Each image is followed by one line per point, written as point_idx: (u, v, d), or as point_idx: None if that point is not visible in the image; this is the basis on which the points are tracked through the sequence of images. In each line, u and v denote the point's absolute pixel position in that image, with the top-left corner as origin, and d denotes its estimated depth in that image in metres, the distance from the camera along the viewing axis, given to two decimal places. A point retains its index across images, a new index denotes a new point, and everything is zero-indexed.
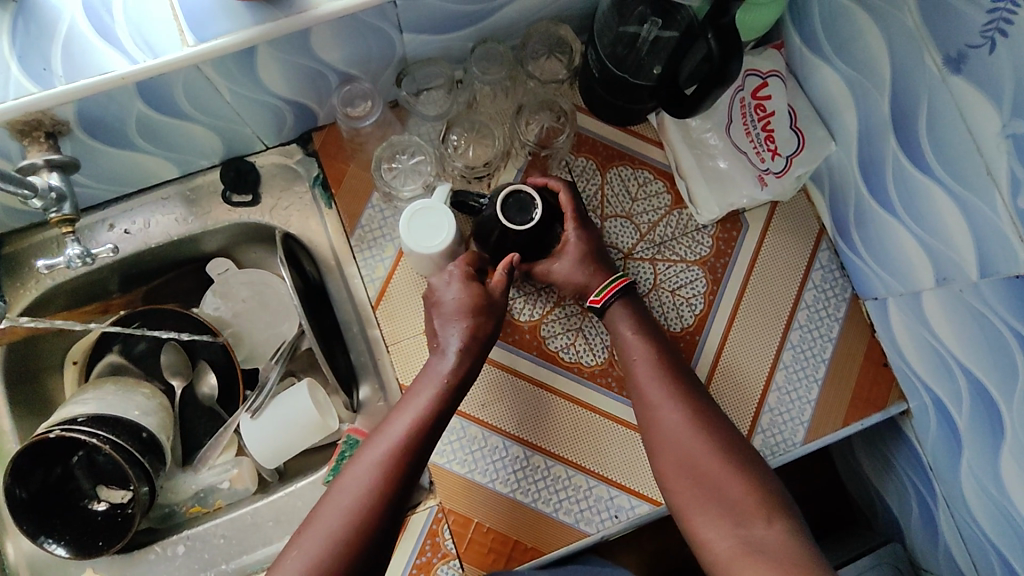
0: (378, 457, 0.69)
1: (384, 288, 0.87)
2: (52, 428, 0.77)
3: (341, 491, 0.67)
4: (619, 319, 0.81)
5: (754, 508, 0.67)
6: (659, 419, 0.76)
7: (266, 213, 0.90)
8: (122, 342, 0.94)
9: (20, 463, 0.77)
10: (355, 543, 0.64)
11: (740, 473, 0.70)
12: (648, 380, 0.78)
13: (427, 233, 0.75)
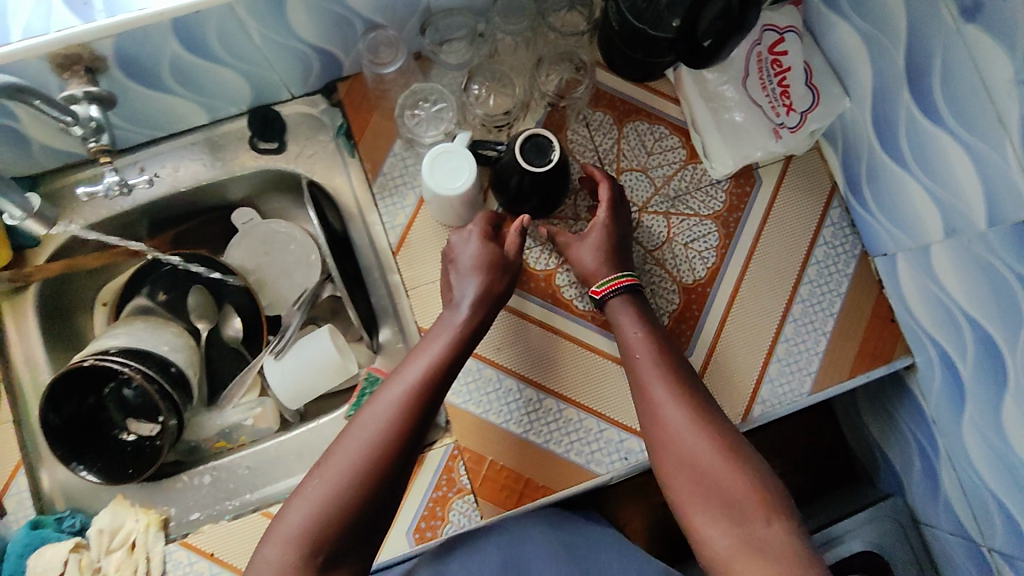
0: (396, 394, 0.70)
1: (405, 235, 0.89)
2: (86, 356, 0.80)
3: (358, 427, 0.67)
4: (622, 318, 0.81)
5: (755, 509, 0.64)
6: (660, 417, 0.73)
7: (291, 160, 0.92)
8: (151, 283, 0.97)
9: (56, 389, 0.80)
10: (372, 475, 0.65)
11: (742, 466, 0.67)
12: (653, 378, 0.76)
13: (448, 175, 0.77)
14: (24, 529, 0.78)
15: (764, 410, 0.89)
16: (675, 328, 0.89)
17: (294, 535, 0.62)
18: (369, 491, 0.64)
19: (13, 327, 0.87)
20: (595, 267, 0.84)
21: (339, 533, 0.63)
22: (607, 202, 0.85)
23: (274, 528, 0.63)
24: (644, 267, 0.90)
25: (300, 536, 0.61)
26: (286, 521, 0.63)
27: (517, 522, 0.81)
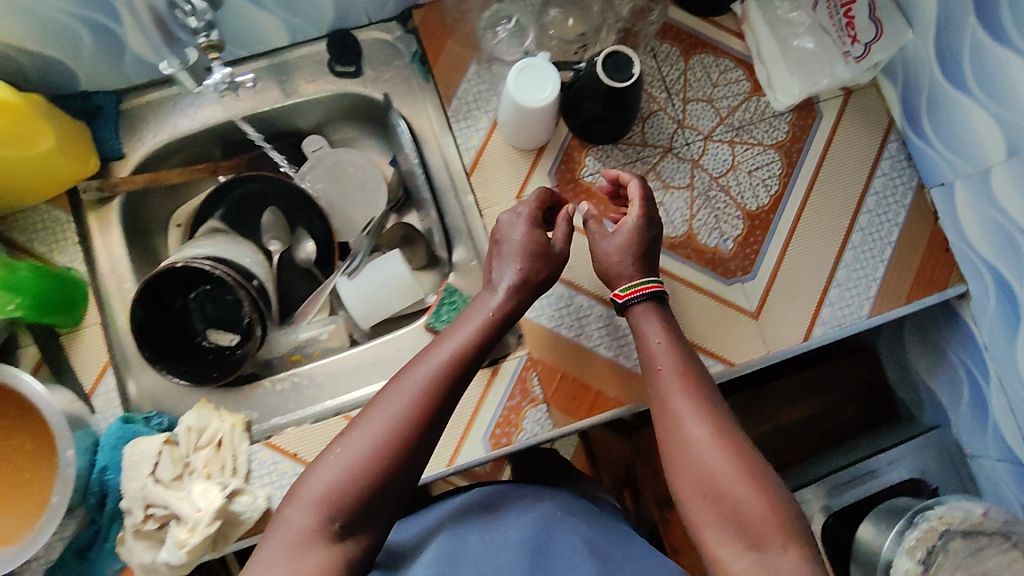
0: (424, 375, 0.67)
1: (479, 157, 0.92)
2: (179, 259, 0.83)
3: (384, 405, 0.65)
4: (645, 323, 0.76)
5: (772, 534, 0.61)
6: (679, 433, 0.68)
7: (368, 85, 0.95)
8: (226, 207, 1.00)
9: (151, 287, 0.83)
10: (397, 457, 0.63)
11: (763, 488, 0.63)
12: (675, 392, 0.70)
13: (533, 88, 0.79)
14: (117, 423, 0.81)
15: (824, 331, 0.91)
16: (739, 252, 0.91)
17: (311, 505, 0.61)
18: (389, 474, 0.63)
19: (99, 236, 0.89)
20: (619, 271, 0.79)
21: (357, 509, 0.61)
22: (640, 199, 0.80)
23: (290, 498, 0.62)
24: (710, 193, 0.92)
25: (322, 504, 0.61)
26: (304, 488, 0.62)
27: (553, 512, 0.76)
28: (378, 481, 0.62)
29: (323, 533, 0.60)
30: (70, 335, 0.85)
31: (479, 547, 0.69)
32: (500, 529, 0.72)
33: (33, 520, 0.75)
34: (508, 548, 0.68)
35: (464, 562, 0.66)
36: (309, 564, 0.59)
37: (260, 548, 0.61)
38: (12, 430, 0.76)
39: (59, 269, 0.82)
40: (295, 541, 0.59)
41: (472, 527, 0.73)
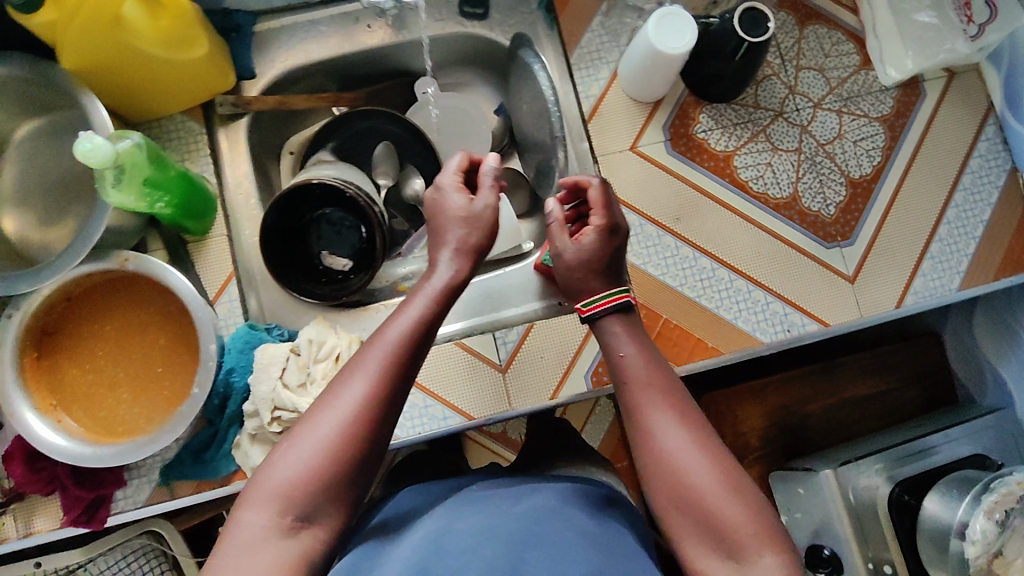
0: (376, 361, 0.62)
1: (597, 105, 0.95)
2: (314, 176, 0.88)
3: (337, 399, 0.61)
4: (612, 336, 0.72)
5: (748, 537, 0.58)
6: (649, 447, 0.64)
7: (494, 29, 0.98)
8: (338, 138, 1.02)
9: (285, 200, 0.89)
10: (352, 453, 0.60)
11: (734, 492, 0.60)
12: (653, 407, 0.65)
13: (672, 36, 0.83)
14: (244, 327, 0.84)
15: (915, 300, 0.94)
16: (840, 218, 0.94)
17: (268, 503, 0.57)
18: (345, 469, 0.59)
19: (227, 152, 0.93)
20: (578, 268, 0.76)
21: (314, 500, 0.58)
22: (601, 204, 0.77)
23: (246, 497, 0.59)
24: (816, 159, 0.95)
25: (281, 496, 0.57)
26: (262, 487, 0.58)
27: (544, 501, 0.69)
28: (334, 477, 0.59)
29: (281, 532, 0.57)
30: (198, 244, 0.87)
31: (464, 539, 0.62)
32: (487, 519, 0.65)
33: (164, 415, 0.77)
34: (493, 539, 0.62)
35: (446, 554, 0.60)
36: (263, 564, 0.55)
37: (216, 556, 0.56)
38: (150, 326, 0.79)
39: (196, 176, 0.84)
40: (260, 541, 0.56)
41: (458, 517, 0.67)
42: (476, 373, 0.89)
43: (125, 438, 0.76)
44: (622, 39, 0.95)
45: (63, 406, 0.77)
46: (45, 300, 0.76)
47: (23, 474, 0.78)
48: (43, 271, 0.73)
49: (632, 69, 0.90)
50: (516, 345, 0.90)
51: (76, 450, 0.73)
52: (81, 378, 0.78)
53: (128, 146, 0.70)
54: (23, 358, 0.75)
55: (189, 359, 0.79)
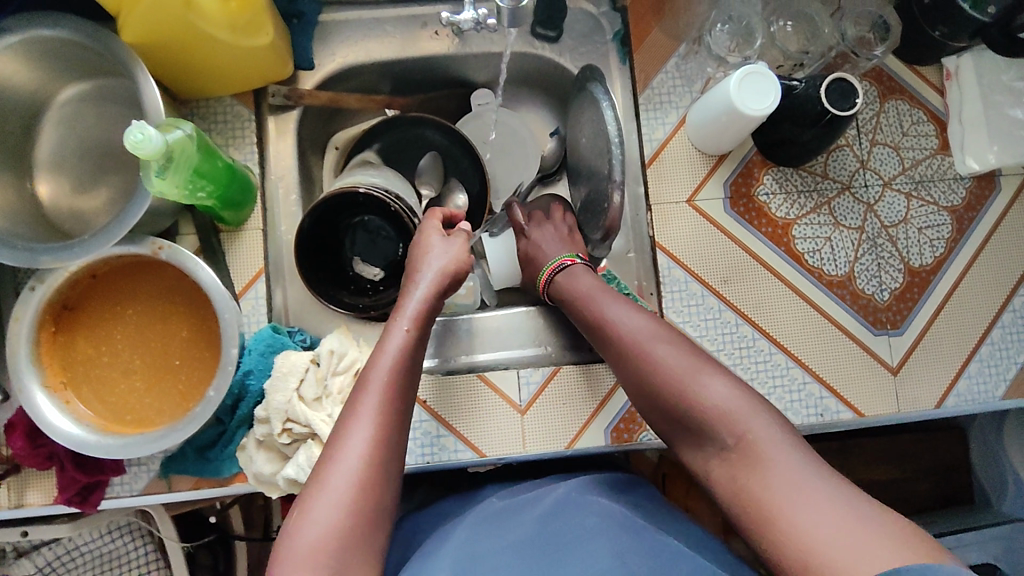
0: (372, 403, 0.63)
1: (660, 150, 0.90)
2: (360, 184, 0.85)
3: (343, 453, 0.60)
4: (579, 279, 0.82)
5: (732, 414, 0.63)
6: (631, 353, 0.72)
7: (563, 54, 0.94)
8: (385, 141, 0.98)
9: (324, 207, 0.85)
10: (369, 503, 0.60)
11: (707, 367, 0.67)
12: (625, 320, 0.74)
13: (755, 96, 0.79)
14: (267, 330, 0.81)
15: (957, 402, 0.90)
16: (893, 305, 0.91)
17: (300, 571, 0.56)
18: (366, 520, 0.59)
19: (274, 139, 0.89)
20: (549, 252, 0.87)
21: (343, 548, 0.57)
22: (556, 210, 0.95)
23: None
24: (877, 241, 0.92)
25: (314, 556, 0.56)
26: (290, 559, 0.57)
27: (566, 501, 0.73)
28: (357, 530, 0.59)
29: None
30: (231, 234, 0.84)
31: (497, 551, 0.67)
32: (512, 529, 0.70)
33: (176, 410, 0.76)
34: (523, 547, 0.67)
35: (482, 567, 0.64)
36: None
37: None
38: (174, 316, 0.77)
39: (239, 166, 0.82)
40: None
41: (484, 530, 0.71)
42: (494, 410, 0.86)
43: (133, 428, 0.74)
44: (695, 85, 0.90)
45: (74, 386, 0.75)
46: (71, 276, 0.73)
47: (23, 448, 0.75)
48: (74, 247, 0.70)
49: (704, 122, 0.86)
50: (539, 387, 0.86)
51: (82, 435, 0.71)
52: (96, 360, 0.76)
53: (179, 137, 0.68)
54: (41, 334, 0.72)
55: (209, 356, 0.77)
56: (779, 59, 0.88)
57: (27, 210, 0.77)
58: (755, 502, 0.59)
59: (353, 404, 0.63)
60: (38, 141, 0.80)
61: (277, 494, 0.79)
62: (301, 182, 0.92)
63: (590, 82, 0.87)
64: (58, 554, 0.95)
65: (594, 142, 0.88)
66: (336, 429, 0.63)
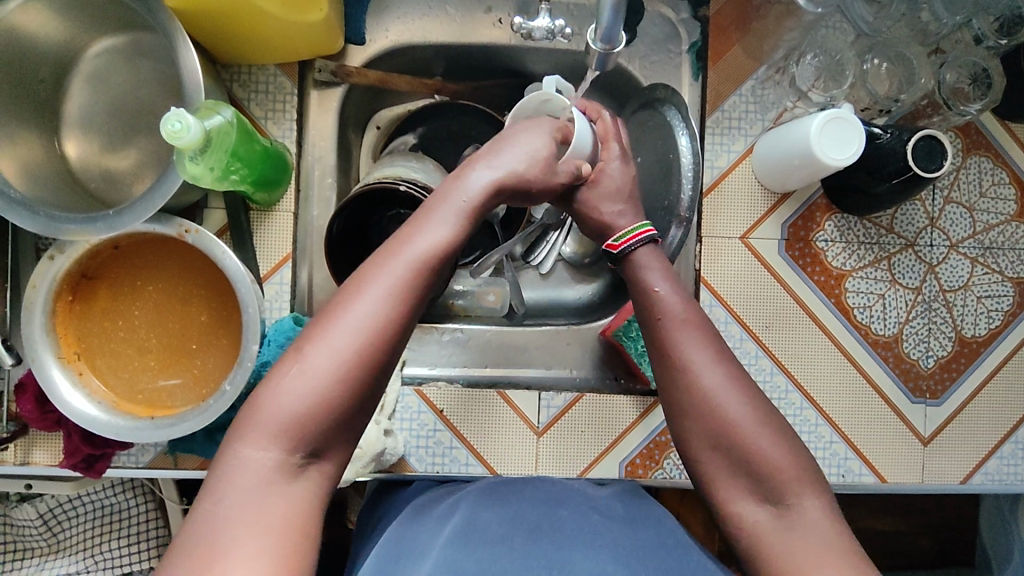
0: (394, 278, 0.55)
1: (721, 179, 0.85)
2: (401, 181, 0.79)
3: (346, 319, 0.53)
4: (645, 264, 0.70)
5: (790, 484, 0.58)
6: (692, 380, 0.62)
7: (633, 59, 0.87)
8: (430, 126, 0.94)
9: (357, 200, 0.81)
10: (363, 380, 0.53)
11: (777, 435, 0.60)
12: (688, 339, 0.64)
13: (836, 145, 0.74)
14: (289, 321, 0.78)
15: (984, 480, 0.87)
16: (936, 374, 0.87)
17: (270, 432, 0.51)
18: (356, 397, 0.53)
19: (315, 114, 0.84)
20: (613, 221, 0.73)
21: (321, 431, 0.52)
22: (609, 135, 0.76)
23: (238, 431, 0.52)
24: (932, 304, 0.87)
25: (287, 426, 0.51)
26: (263, 415, 0.51)
27: (564, 497, 0.70)
28: (343, 407, 0.53)
29: (287, 474, 0.51)
30: (261, 214, 0.80)
31: (495, 529, 0.63)
32: (509, 507, 0.67)
33: (188, 394, 0.74)
34: (522, 528, 0.63)
35: (476, 544, 0.60)
36: (275, 509, 0.50)
37: (216, 498, 0.49)
38: (195, 298, 0.75)
39: (276, 144, 0.78)
40: (262, 483, 0.50)
41: (482, 505, 0.68)
42: (511, 429, 0.83)
43: (144, 408, 0.73)
44: (770, 114, 0.84)
45: (88, 358, 0.73)
46: (93, 248, 0.70)
47: (31, 412, 0.73)
48: (99, 222, 0.66)
49: (774, 160, 0.80)
50: (559, 412, 0.84)
51: (93, 413, 0.69)
52: (112, 333, 0.74)
53: (218, 123, 0.64)
54: (57, 303, 0.70)
55: (227, 344, 0.75)
56: (865, 101, 0.81)
57: (53, 169, 0.73)
58: (774, 566, 0.56)
59: (373, 269, 0.55)
60: (68, 94, 0.75)
61: None
62: (339, 163, 0.87)
63: (665, 104, 0.83)
64: (58, 503, 0.95)
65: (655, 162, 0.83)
66: (346, 286, 0.56)
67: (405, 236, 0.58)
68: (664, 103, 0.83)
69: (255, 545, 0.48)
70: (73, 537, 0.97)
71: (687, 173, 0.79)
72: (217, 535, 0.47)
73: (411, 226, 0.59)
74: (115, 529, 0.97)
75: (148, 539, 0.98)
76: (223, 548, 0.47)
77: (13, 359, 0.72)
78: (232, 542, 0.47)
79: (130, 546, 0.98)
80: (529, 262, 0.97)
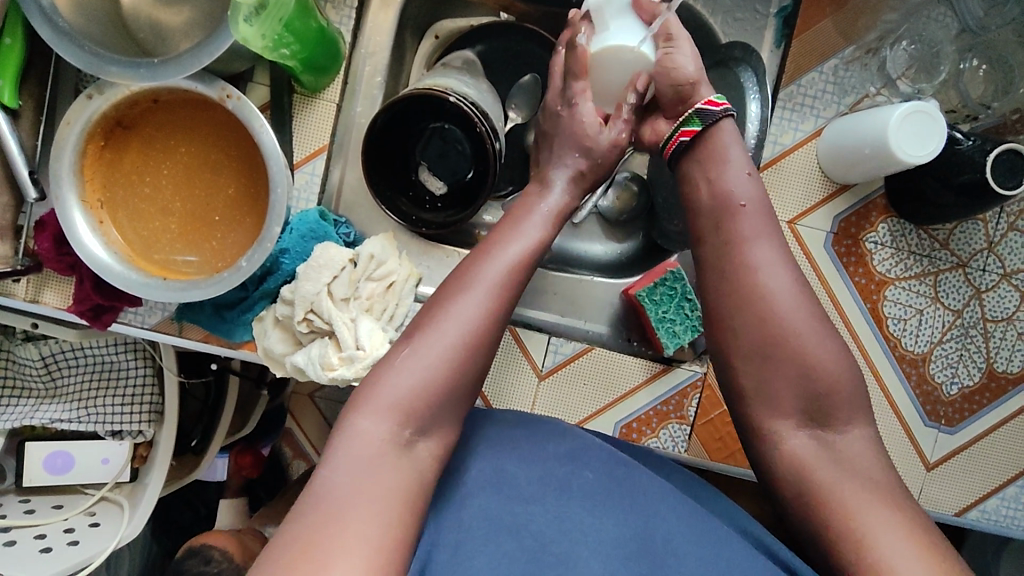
0: (496, 272, 0.58)
1: (781, 157, 0.80)
2: (451, 91, 0.77)
3: (455, 313, 0.55)
4: (728, 145, 0.66)
5: (844, 404, 0.57)
6: (751, 279, 0.60)
7: (715, 14, 0.83)
8: (488, 45, 0.92)
9: (404, 104, 0.79)
10: (472, 366, 0.55)
11: (838, 344, 0.59)
12: (760, 235, 0.61)
13: (913, 140, 0.70)
14: (315, 214, 0.77)
15: (980, 517, 0.84)
16: (957, 402, 0.83)
17: (385, 411, 0.52)
18: (464, 384, 0.55)
19: (376, 9, 0.81)
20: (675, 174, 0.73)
21: (432, 411, 0.53)
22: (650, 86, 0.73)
23: (350, 411, 0.52)
24: (970, 331, 0.83)
25: (400, 409, 0.52)
26: (378, 396, 0.52)
27: (587, 449, 0.63)
28: (454, 391, 0.54)
29: (400, 447, 0.51)
30: (305, 99, 0.78)
31: (528, 485, 0.58)
32: (542, 459, 0.61)
33: (204, 264, 0.73)
34: (553, 488, 0.58)
35: (513, 498, 0.57)
36: (387, 474, 0.50)
37: (325, 468, 0.50)
38: (225, 169, 0.73)
39: (333, 29, 0.75)
40: (375, 455, 0.50)
41: (511, 448, 0.62)
42: (513, 366, 0.82)
43: (157, 270, 0.72)
44: (847, 99, 0.79)
45: (110, 209, 0.72)
46: (132, 96, 0.69)
47: (48, 251, 0.73)
48: (141, 68, 0.64)
49: (840, 148, 0.76)
50: (566, 359, 0.82)
51: (107, 262, 0.69)
52: (137, 189, 0.73)
53: None
54: (88, 146, 0.69)
55: (249, 223, 0.73)
56: (955, 102, 0.79)
57: (105, 10, 0.71)
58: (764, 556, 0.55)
59: (475, 265, 0.58)
60: None
61: (281, 374, 0.76)
62: (391, 64, 0.85)
63: (741, 64, 0.78)
64: (60, 350, 0.97)
65: None
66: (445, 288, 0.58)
67: (497, 236, 0.62)
68: (740, 64, 0.79)
69: (377, 506, 0.48)
70: (71, 385, 0.99)
71: (749, 137, 0.76)
72: (333, 504, 0.47)
73: (503, 230, 0.63)
74: (111, 387, 0.99)
75: (140, 404, 0.99)
76: (318, 543, 0.45)
77: (38, 193, 0.72)
78: (327, 526, 0.46)
79: (122, 406, 0.99)
80: None
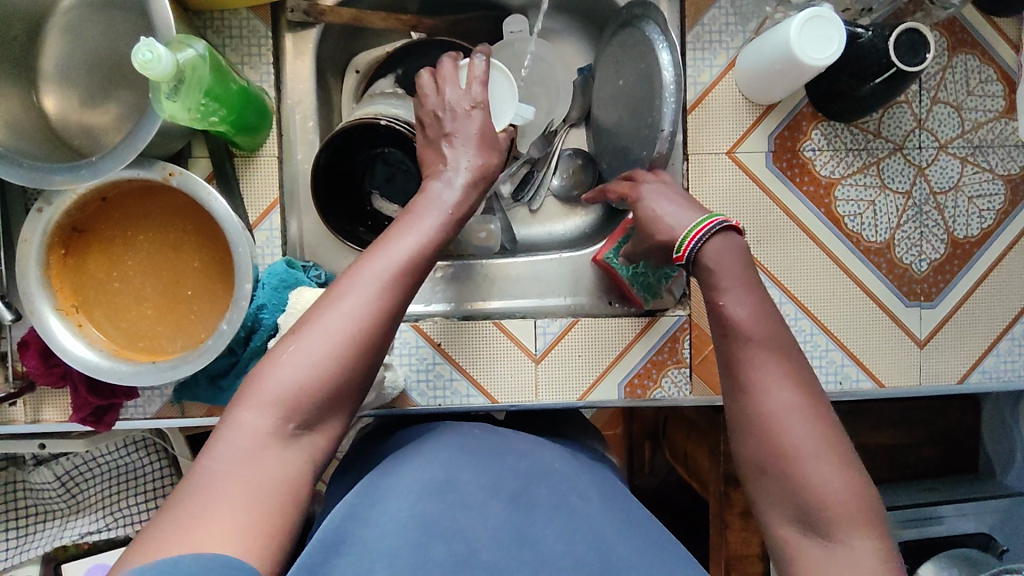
0: (387, 267, 0.56)
1: (704, 95, 0.84)
2: (381, 116, 0.79)
3: (340, 304, 0.54)
4: (720, 264, 0.61)
5: (851, 515, 0.51)
6: (760, 399, 0.55)
7: None
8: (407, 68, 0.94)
9: (338, 140, 0.81)
10: (358, 362, 0.53)
11: (845, 466, 0.52)
12: (766, 356, 0.56)
13: (815, 44, 0.73)
14: (282, 264, 0.79)
15: (981, 379, 0.87)
16: (930, 276, 0.87)
17: (267, 405, 0.51)
18: (347, 381, 0.53)
19: (291, 59, 0.85)
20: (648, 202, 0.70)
21: (314, 408, 0.52)
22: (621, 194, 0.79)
23: (237, 401, 0.51)
24: (923, 208, 0.86)
25: (280, 403, 0.51)
26: (260, 387, 0.51)
27: (548, 475, 0.63)
28: (337, 390, 0.53)
29: (278, 445, 0.50)
30: (246, 160, 0.80)
31: (476, 490, 0.58)
32: (494, 470, 0.61)
33: (189, 339, 0.75)
34: (501, 497, 0.58)
35: (456, 503, 0.56)
36: (261, 473, 0.49)
37: (207, 453, 0.49)
38: (187, 243, 0.75)
39: (254, 87, 0.77)
40: (255, 449, 0.49)
41: (466, 457, 0.62)
42: (507, 358, 0.84)
43: (145, 355, 0.74)
44: (750, 25, 0.83)
45: (86, 311, 0.74)
46: (80, 198, 0.71)
47: (37, 367, 0.75)
48: (83, 169, 0.66)
49: (755, 73, 0.80)
50: (556, 338, 0.84)
51: (95, 360, 0.70)
52: (107, 285, 0.75)
53: (192, 57, 0.64)
54: (50, 256, 0.71)
55: (221, 289, 0.75)
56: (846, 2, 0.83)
57: (32, 123, 0.73)
58: None
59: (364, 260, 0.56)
60: (43, 48, 0.76)
61: None
62: (320, 108, 0.88)
63: (644, 20, 0.81)
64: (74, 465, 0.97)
65: (638, 85, 0.83)
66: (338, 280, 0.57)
67: (389, 235, 0.59)
68: (642, 20, 0.81)
69: (250, 500, 0.47)
70: (92, 496, 1.00)
71: (668, 86, 0.77)
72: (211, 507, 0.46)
73: (395, 230, 0.60)
74: (132, 487, 1.00)
75: (164, 496, 1.00)
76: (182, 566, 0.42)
77: (13, 314, 0.73)
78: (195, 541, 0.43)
79: (147, 503, 1.00)
80: (519, 201, 0.98)
